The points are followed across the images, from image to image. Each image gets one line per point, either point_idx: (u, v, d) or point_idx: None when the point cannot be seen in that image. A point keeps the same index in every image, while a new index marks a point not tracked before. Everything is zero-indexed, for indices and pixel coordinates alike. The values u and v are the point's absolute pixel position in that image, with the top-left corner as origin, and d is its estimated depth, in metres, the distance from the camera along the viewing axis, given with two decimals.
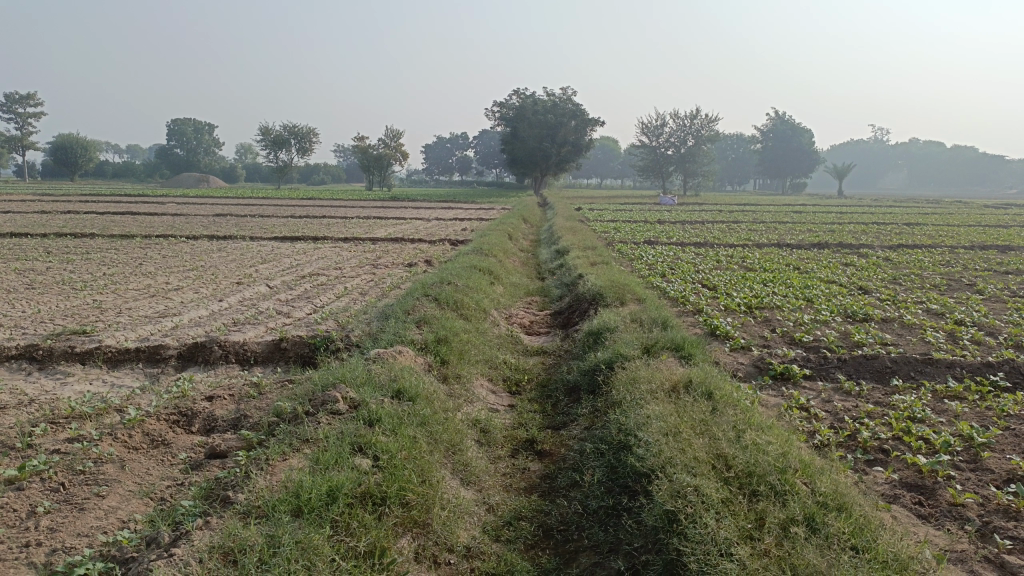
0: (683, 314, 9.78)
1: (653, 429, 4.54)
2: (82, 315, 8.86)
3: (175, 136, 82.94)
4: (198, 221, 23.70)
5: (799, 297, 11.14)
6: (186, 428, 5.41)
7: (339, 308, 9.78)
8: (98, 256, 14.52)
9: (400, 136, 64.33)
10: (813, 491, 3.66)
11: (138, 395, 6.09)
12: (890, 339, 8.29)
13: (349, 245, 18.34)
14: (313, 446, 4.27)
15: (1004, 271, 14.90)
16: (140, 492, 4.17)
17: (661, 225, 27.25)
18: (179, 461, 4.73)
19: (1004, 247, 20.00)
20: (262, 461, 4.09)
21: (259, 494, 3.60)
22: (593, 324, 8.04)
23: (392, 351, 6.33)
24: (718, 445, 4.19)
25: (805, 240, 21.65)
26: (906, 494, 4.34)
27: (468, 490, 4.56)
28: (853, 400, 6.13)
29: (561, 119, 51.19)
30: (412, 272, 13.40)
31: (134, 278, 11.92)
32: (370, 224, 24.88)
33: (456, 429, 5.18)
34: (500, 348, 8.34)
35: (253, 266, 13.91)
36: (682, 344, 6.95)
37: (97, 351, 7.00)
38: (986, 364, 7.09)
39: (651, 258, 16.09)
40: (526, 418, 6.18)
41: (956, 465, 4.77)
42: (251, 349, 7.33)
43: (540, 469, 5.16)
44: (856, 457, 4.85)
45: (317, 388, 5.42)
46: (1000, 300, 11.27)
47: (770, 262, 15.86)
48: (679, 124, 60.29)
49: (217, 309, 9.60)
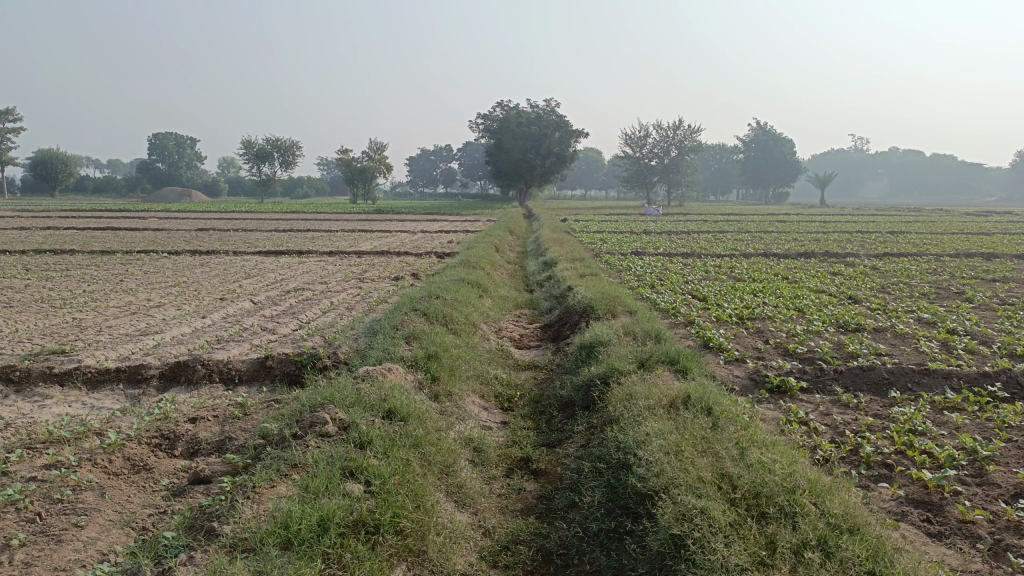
0: (674, 326, 9.66)
1: (653, 448, 4.40)
2: (61, 334, 8.61)
3: (157, 151, 82.25)
4: (180, 236, 23.42)
5: (790, 307, 11.07)
6: (169, 452, 5.21)
7: (325, 324, 9.59)
8: (78, 272, 14.24)
9: (384, 149, 64.18)
10: (824, 512, 3.54)
11: (118, 417, 5.88)
12: (884, 349, 8.21)
13: (335, 258, 18.14)
14: (302, 471, 4.09)
15: (991, 279, 14.95)
16: (121, 522, 3.98)
17: (647, 236, 27.23)
18: (162, 487, 4.54)
19: (989, 255, 20.12)
20: (248, 488, 3.90)
21: (246, 526, 3.42)
22: (586, 337, 7.90)
23: (382, 368, 6.16)
24: (722, 464, 4.07)
25: (791, 250, 21.68)
26: (914, 511, 4.23)
27: (464, 514, 4.40)
28: (852, 413, 6.02)
29: (545, 131, 51.34)
30: (399, 286, 13.24)
31: (115, 295, 11.67)
32: (355, 237, 24.67)
33: (450, 449, 5.02)
34: (491, 362, 8.19)
35: (236, 281, 13.70)
36: (677, 357, 6.83)
37: (76, 372, 6.79)
38: (983, 374, 7.01)
39: (639, 270, 16.00)
40: (520, 435, 6.03)
41: (963, 480, 4.66)
42: (236, 367, 7.13)
43: (537, 489, 5.01)
44: (860, 473, 4.74)
45: (305, 409, 5.24)
46: (990, 309, 11.24)
47: (758, 272, 15.82)
48: (663, 135, 60.52)
49: (200, 326, 9.38)
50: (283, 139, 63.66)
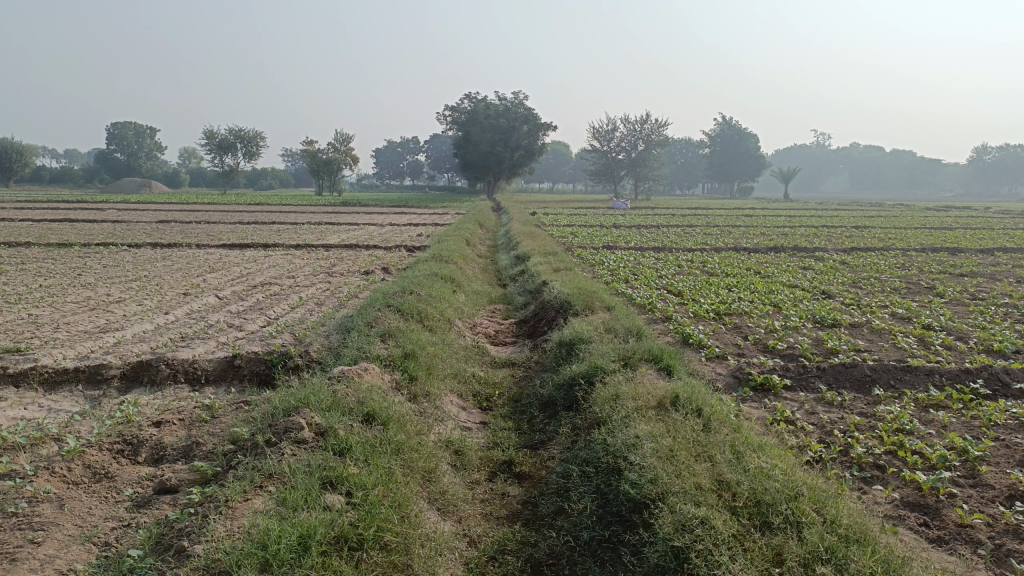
0: (652, 322, 9.54)
1: (646, 452, 4.25)
2: (16, 332, 8.21)
3: (115, 140, 80.32)
4: (141, 228, 22.77)
5: (766, 303, 11.00)
6: (131, 458, 4.93)
7: (295, 320, 9.29)
8: (33, 266, 13.76)
9: (351, 141, 63.55)
10: (830, 521, 3.44)
11: (77, 421, 5.56)
12: (863, 345, 8.16)
13: (302, 252, 17.74)
14: (278, 482, 3.84)
15: (959, 274, 15.12)
16: (81, 538, 3.72)
17: (617, 230, 27.16)
18: (124, 498, 4.27)
19: (954, 250, 20.39)
20: (221, 501, 3.63)
21: (220, 545, 3.18)
22: (565, 334, 7.71)
23: (358, 369, 5.90)
24: (719, 469, 3.95)
25: (761, 244, 21.74)
26: (911, 516, 4.14)
27: (448, 522, 4.19)
28: (838, 412, 5.92)
29: (513, 123, 51.25)
30: (370, 280, 12.95)
31: (73, 290, 11.20)
32: (322, 230, 24.21)
33: (431, 453, 4.81)
34: (468, 360, 7.99)
35: (200, 275, 13.30)
36: (660, 355, 6.68)
37: (32, 372, 6.43)
38: (964, 371, 6.97)
39: (611, 264, 15.89)
40: (501, 437, 5.84)
41: (957, 482, 4.57)
42: (203, 367, 6.82)
43: (521, 494, 4.82)
44: (854, 475, 4.63)
45: (278, 412, 4.98)
46: (962, 304, 11.30)
47: (731, 267, 15.78)
48: (630, 129, 60.53)
49: (162, 323, 9.01)
50: (245, 130, 62.55)
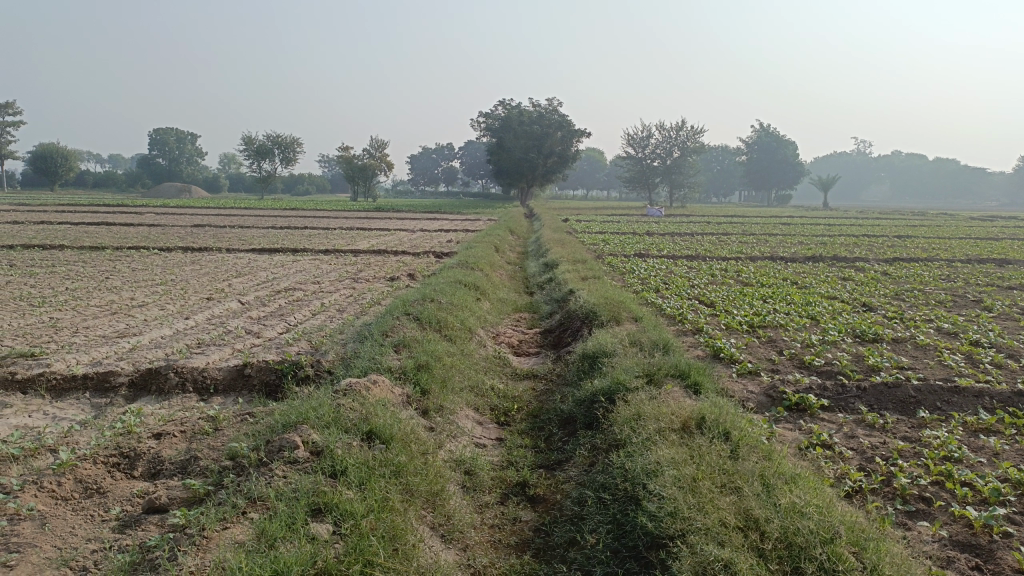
0: (682, 335, 9.13)
1: (666, 481, 3.89)
2: (34, 335, 8.10)
3: (156, 146, 81.78)
4: (174, 232, 22.87)
5: (802, 315, 10.51)
6: (127, 473, 4.72)
7: (314, 327, 9.09)
8: (62, 269, 13.80)
9: (385, 147, 63.68)
10: (871, 569, 3.08)
11: (77, 432, 5.36)
12: (906, 363, 7.67)
13: (329, 257, 17.62)
14: (262, 509, 3.58)
15: (1007, 286, 14.43)
16: (57, 561, 3.48)
17: (650, 238, 26.65)
18: (110, 517, 4.02)
19: (1002, 261, 19.57)
20: (197, 533, 3.36)
21: None
22: (589, 346, 7.36)
23: (366, 381, 5.61)
24: (747, 503, 3.59)
25: (798, 253, 21.07)
26: (961, 557, 3.73)
27: (451, 551, 3.87)
28: (879, 436, 5.48)
29: (546, 130, 50.76)
30: (395, 287, 12.72)
31: (98, 293, 11.15)
32: (352, 236, 24.11)
33: (437, 474, 4.50)
34: (488, 371, 7.70)
35: (226, 280, 13.20)
36: (687, 371, 6.30)
37: (40, 379, 6.28)
38: (1016, 394, 6.46)
39: (643, 273, 15.46)
40: (516, 455, 5.51)
41: (1013, 519, 4.12)
42: (212, 376, 6.61)
43: (534, 519, 4.49)
44: (896, 510, 4.23)
45: (277, 427, 4.73)
46: (1012, 319, 10.70)
47: (766, 276, 15.28)
48: (666, 136, 59.84)
49: (181, 328, 8.86)
50: (282, 135, 63.19)
